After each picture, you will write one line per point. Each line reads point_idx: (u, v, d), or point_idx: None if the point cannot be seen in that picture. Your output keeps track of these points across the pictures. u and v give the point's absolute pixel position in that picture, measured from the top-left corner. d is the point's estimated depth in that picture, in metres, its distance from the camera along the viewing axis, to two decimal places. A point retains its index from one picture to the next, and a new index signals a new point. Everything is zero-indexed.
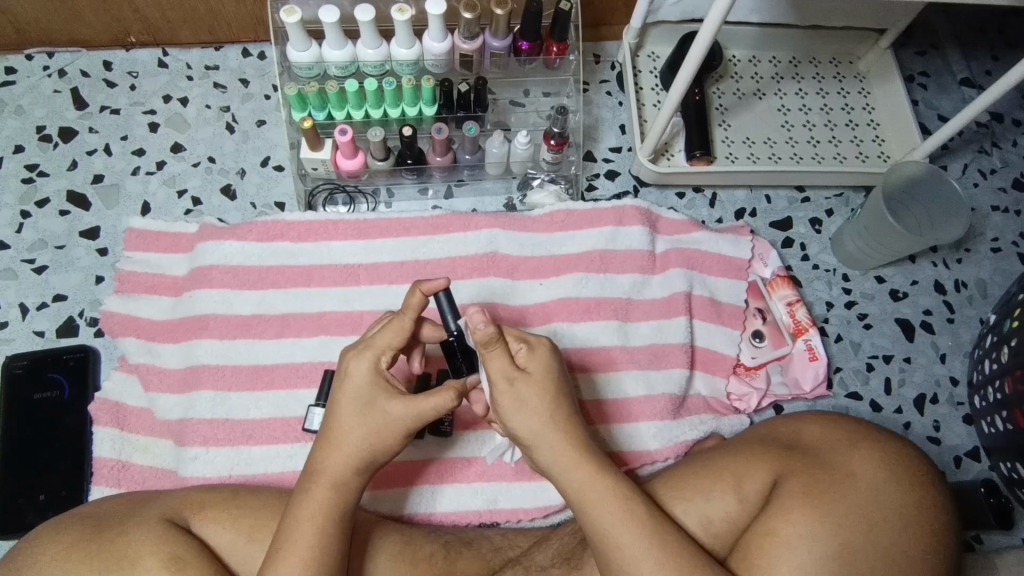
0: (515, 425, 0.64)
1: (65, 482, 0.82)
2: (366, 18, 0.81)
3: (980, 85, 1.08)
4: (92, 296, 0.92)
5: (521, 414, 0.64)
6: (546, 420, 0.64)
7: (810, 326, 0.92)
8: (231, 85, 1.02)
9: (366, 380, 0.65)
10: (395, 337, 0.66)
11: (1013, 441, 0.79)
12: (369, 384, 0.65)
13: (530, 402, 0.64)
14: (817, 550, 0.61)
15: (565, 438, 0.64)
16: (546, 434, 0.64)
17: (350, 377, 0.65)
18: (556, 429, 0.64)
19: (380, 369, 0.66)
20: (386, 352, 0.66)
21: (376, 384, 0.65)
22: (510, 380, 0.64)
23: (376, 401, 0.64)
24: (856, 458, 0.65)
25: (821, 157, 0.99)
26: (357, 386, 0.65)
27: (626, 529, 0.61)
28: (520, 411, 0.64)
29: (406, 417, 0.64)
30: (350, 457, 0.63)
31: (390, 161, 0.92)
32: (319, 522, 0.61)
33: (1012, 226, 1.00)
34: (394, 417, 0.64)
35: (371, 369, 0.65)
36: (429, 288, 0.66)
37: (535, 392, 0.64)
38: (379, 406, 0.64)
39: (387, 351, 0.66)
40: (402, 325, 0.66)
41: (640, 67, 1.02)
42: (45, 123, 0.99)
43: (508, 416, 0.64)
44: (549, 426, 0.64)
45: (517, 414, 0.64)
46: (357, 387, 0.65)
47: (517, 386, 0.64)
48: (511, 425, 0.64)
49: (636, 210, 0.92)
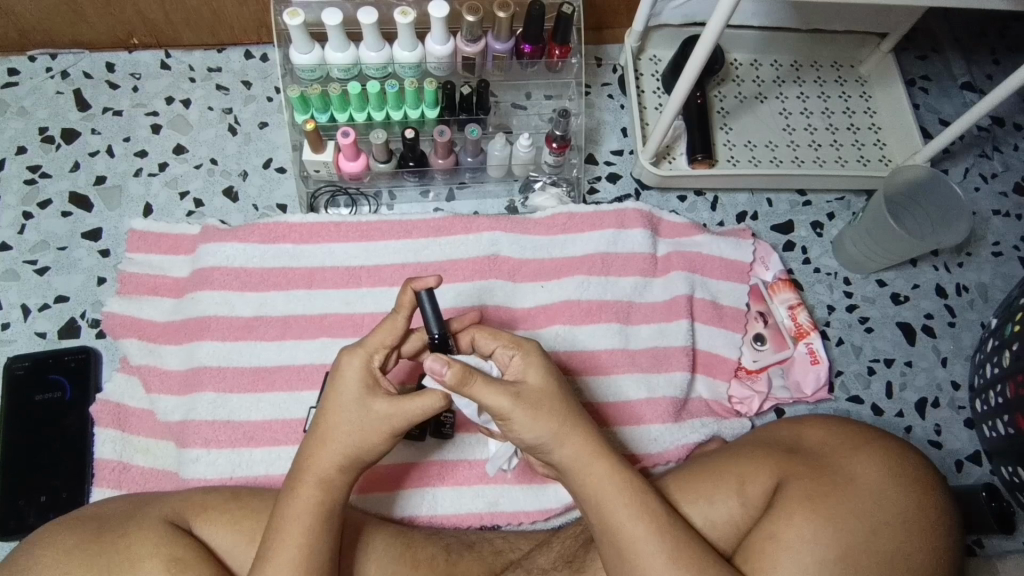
0: (526, 436, 0.63)
1: (66, 483, 0.82)
2: (370, 20, 0.81)
3: (980, 88, 1.08)
4: (94, 297, 0.92)
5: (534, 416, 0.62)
6: (557, 424, 0.63)
7: (811, 329, 0.92)
8: (234, 87, 1.02)
9: (357, 378, 0.65)
10: (387, 337, 0.66)
11: (1014, 445, 0.79)
12: (358, 383, 0.64)
13: (541, 404, 0.63)
14: (822, 550, 0.61)
15: (579, 440, 0.63)
16: (559, 434, 0.63)
17: (341, 376, 0.65)
18: (569, 429, 0.63)
19: (371, 368, 0.65)
20: (379, 351, 0.66)
21: (365, 382, 0.65)
22: (515, 394, 0.62)
23: (364, 401, 0.64)
24: (864, 460, 0.65)
25: (822, 161, 0.99)
26: (348, 385, 0.64)
27: (639, 526, 0.61)
28: (532, 421, 0.62)
29: (394, 417, 0.63)
30: (337, 456, 0.63)
31: (392, 164, 0.92)
32: (307, 522, 0.61)
33: (1013, 230, 1.00)
34: (378, 417, 0.63)
35: (362, 368, 0.65)
36: (418, 286, 0.66)
37: (543, 395, 0.63)
38: (365, 405, 0.64)
39: (380, 350, 0.66)
40: (395, 325, 0.66)
41: (642, 72, 1.03)
42: (49, 124, 0.99)
43: (517, 428, 0.62)
44: (562, 431, 0.63)
45: (528, 426, 0.62)
46: (346, 385, 0.64)
47: (525, 392, 0.63)
48: (520, 437, 0.63)
49: (638, 213, 0.92)
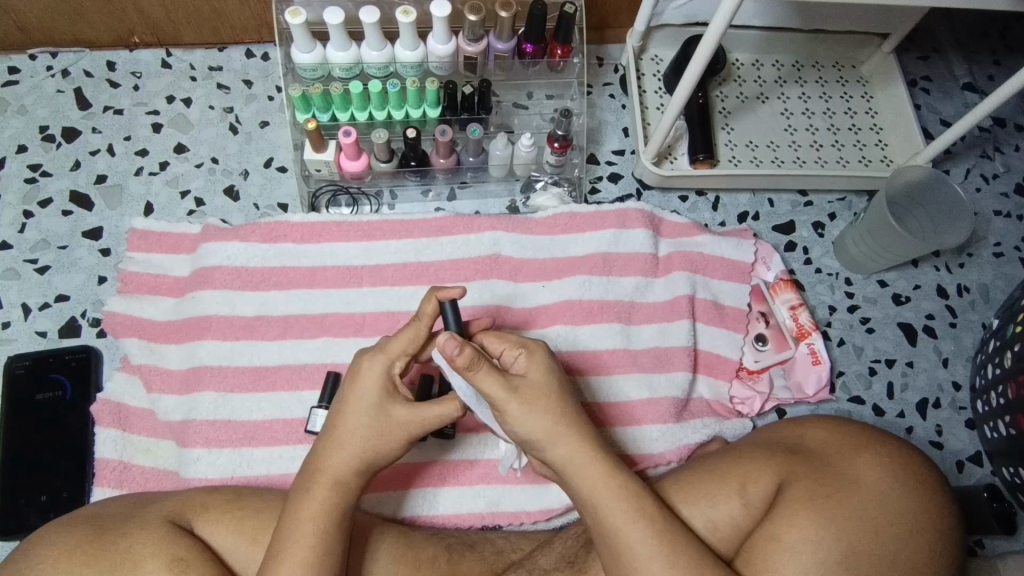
0: (521, 430, 0.63)
1: (67, 483, 0.82)
2: (371, 20, 0.81)
3: (982, 89, 1.08)
4: (94, 296, 0.92)
5: (532, 415, 0.63)
6: (554, 423, 0.63)
7: (812, 329, 0.92)
8: (235, 87, 1.02)
9: (378, 382, 0.65)
10: (409, 344, 0.66)
11: (1014, 446, 0.79)
12: (378, 386, 0.65)
13: (540, 403, 0.63)
14: (821, 553, 0.61)
15: (576, 438, 0.63)
16: (557, 434, 0.63)
17: (362, 378, 0.65)
18: (566, 429, 0.63)
19: (392, 373, 0.66)
20: (399, 359, 0.66)
21: (385, 386, 0.65)
22: (512, 386, 0.63)
23: (383, 405, 0.64)
24: (862, 460, 0.65)
25: (824, 161, 0.99)
26: (368, 387, 0.65)
27: (637, 528, 0.61)
28: (528, 415, 0.63)
29: (413, 424, 0.65)
30: (352, 458, 0.64)
31: (393, 163, 0.92)
32: (320, 523, 0.61)
33: (1014, 231, 1.00)
34: (399, 422, 0.64)
35: (383, 371, 0.65)
36: (443, 295, 0.66)
37: (542, 394, 0.64)
38: (386, 409, 0.64)
39: (402, 357, 0.66)
40: (416, 333, 0.66)
41: (643, 72, 1.03)
42: (49, 123, 0.98)
43: (512, 421, 0.63)
44: (558, 428, 0.63)
45: (523, 419, 0.63)
46: (367, 388, 0.65)
47: (523, 391, 0.63)
48: (514, 430, 0.64)
49: (639, 213, 0.92)
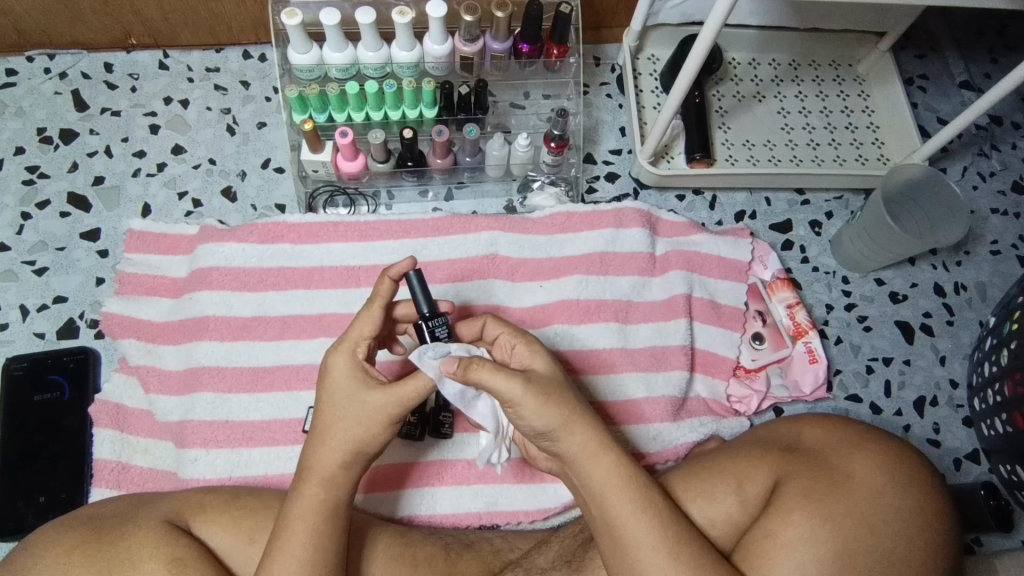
0: (535, 424, 0.61)
1: (65, 484, 0.82)
2: (367, 20, 0.81)
3: (979, 87, 1.08)
4: (92, 297, 0.92)
5: (546, 408, 0.60)
6: (568, 416, 0.62)
7: (810, 328, 0.92)
8: (232, 87, 1.02)
9: (346, 374, 0.64)
10: (366, 328, 0.65)
11: (1012, 443, 0.79)
12: (347, 376, 0.64)
13: (552, 394, 0.61)
14: (818, 549, 0.61)
15: (586, 430, 0.63)
16: (569, 428, 0.62)
17: (330, 374, 0.64)
18: (578, 422, 0.62)
19: (358, 361, 0.64)
20: (361, 344, 0.65)
21: (355, 377, 0.64)
22: (526, 380, 0.60)
23: (355, 393, 0.63)
24: (862, 458, 0.65)
25: (821, 160, 0.99)
26: (339, 380, 0.64)
27: (642, 520, 0.61)
28: (544, 408, 0.60)
29: (387, 407, 0.62)
30: (338, 452, 0.63)
31: (390, 163, 0.93)
32: (312, 521, 0.61)
33: (1011, 229, 1.00)
34: (373, 409, 0.62)
35: (348, 361, 0.64)
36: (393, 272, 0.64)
37: (552, 385, 0.62)
38: (357, 397, 0.63)
39: (363, 341, 0.65)
40: (371, 314, 0.65)
41: (640, 70, 1.03)
42: (46, 125, 0.99)
43: (526, 414, 0.60)
44: (570, 421, 0.62)
45: (538, 413, 0.60)
46: (337, 381, 0.64)
47: (535, 381, 0.61)
48: (530, 425, 0.61)
49: (636, 212, 0.92)
